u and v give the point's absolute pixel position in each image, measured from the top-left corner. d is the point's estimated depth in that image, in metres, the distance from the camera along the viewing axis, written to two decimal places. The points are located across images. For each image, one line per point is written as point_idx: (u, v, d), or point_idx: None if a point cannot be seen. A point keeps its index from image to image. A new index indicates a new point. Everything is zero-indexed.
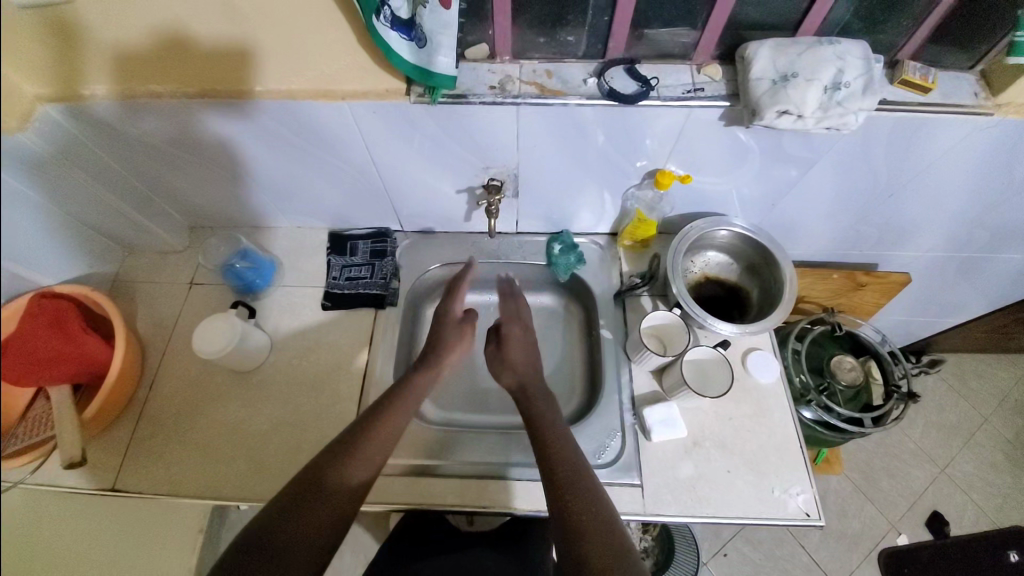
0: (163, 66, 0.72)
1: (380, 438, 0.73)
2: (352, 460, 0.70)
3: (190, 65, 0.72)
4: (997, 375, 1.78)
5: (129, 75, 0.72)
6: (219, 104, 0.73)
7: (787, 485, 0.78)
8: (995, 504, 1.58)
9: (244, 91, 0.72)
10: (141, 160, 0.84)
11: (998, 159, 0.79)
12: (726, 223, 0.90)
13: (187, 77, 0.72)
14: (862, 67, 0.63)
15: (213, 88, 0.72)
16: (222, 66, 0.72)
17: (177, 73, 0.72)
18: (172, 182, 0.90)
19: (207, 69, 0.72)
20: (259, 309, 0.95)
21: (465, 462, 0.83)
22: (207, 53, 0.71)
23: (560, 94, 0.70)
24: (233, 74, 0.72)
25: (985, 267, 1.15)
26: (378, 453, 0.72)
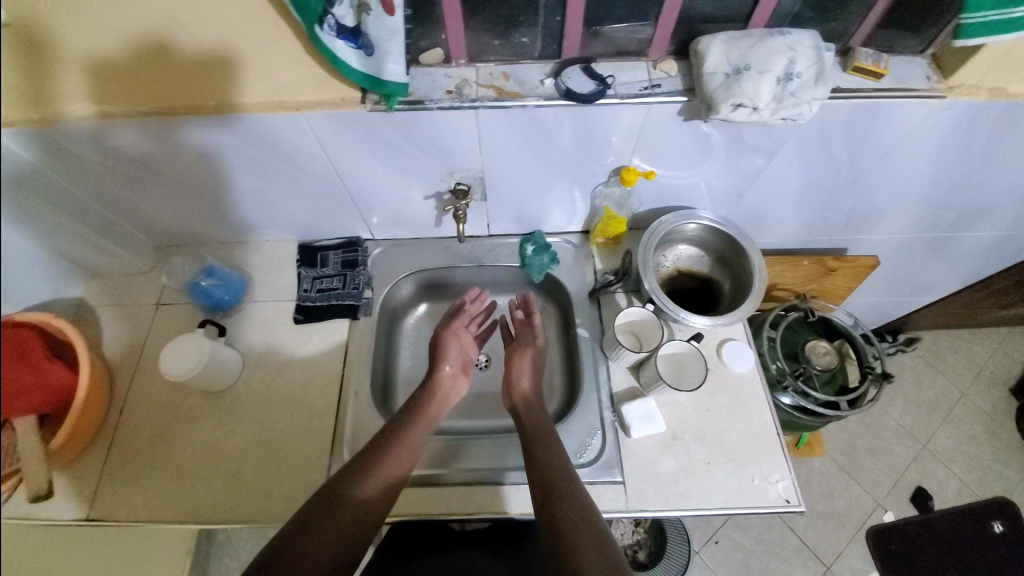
0: (138, 80, 0.70)
1: (391, 460, 0.76)
2: (361, 482, 0.73)
3: (144, 82, 0.70)
4: (971, 349, 1.82)
5: (102, 92, 0.70)
6: (193, 116, 0.71)
7: (767, 473, 0.79)
8: (976, 477, 1.63)
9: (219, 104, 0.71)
10: (112, 180, 0.82)
11: (954, 140, 0.80)
12: (695, 216, 0.90)
13: (134, 95, 0.70)
14: (813, 57, 0.63)
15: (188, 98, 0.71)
16: (198, 76, 0.70)
17: (150, 88, 0.70)
18: (138, 201, 0.87)
19: (182, 82, 0.70)
20: (230, 326, 0.93)
21: (463, 469, 0.82)
22: (150, 70, 0.69)
23: (518, 96, 0.69)
24: (207, 88, 0.70)
25: (952, 246, 1.17)
26: (390, 476, 0.75)
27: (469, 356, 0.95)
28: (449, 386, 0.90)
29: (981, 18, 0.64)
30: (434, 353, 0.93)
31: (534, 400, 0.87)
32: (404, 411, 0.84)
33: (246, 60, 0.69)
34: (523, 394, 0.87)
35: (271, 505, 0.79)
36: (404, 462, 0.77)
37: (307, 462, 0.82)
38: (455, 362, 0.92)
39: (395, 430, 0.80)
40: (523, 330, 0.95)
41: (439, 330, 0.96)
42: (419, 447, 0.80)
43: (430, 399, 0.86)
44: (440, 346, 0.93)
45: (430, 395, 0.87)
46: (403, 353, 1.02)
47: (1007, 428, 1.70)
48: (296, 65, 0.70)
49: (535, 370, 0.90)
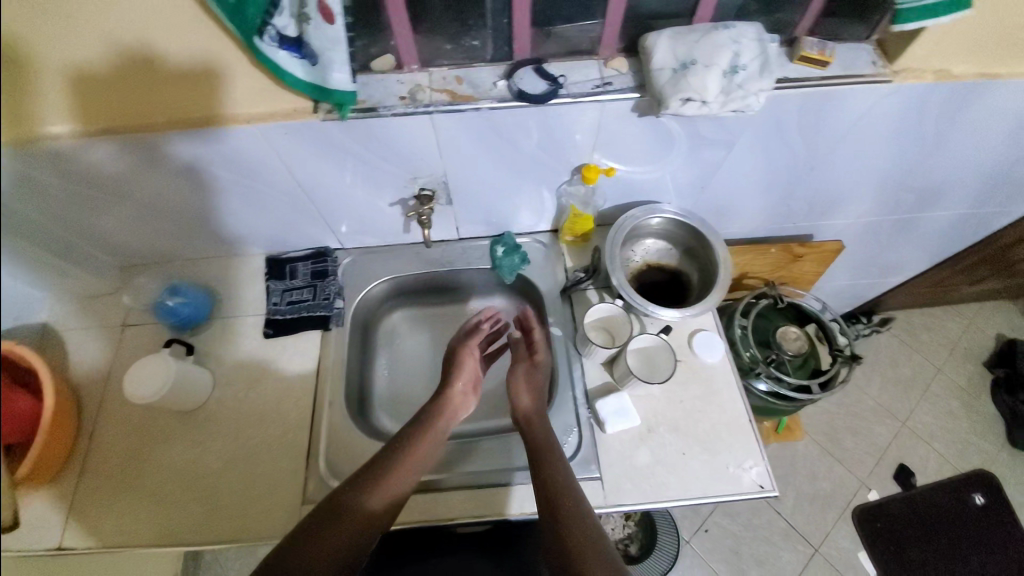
0: (114, 93, 0.69)
1: (399, 471, 0.75)
2: (370, 493, 0.72)
3: (98, 104, 0.69)
4: (943, 325, 1.86)
5: (83, 107, 0.69)
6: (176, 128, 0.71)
7: (740, 460, 0.80)
8: (955, 451, 1.67)
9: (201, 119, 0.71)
10: (82, 200, 0.80)
11: (905, 123, 0.82)
12: (659, 210, 0.91)
13: (95, 114, 0.70)
14: (757, 50, 0.65)
15: (169, 112, 0.70)
16: (176, 90, 0.69)
17: (129, 103, 0.69)
18: (102, 221, 0.85)
19: (163, 96, 0.69)
20: (198, 344, 0.92)
21: (451, 473, 0.82)
22: (105, 90, 0.68)
23: (471, 99, 0.69)
24: (187, 104, 0.70)
25: (914, 226, 1.20)
26: (397, 486, 0.74)
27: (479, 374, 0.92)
28: (457, 405, 0.86)
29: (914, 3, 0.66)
30: (449, 369, 0.90)
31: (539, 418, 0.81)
32: (412, 425, 0.82)
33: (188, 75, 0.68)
34: (525, 412, 0.82)
35: (248, 522, 0.78)
36: (410, 473, 0.76)
37: (283, 477, 0.81)
38: (468, 380, 0.89)
39: (402, 440, 0.79)
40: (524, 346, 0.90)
41: (456, 345, 0.93)
42: (423, 466, 0.78)
43: (440, 414, 0.84)
44: (455, 361, 0.91)
45: (440, 410, 0.84)
46: (379, 362, 1.02)
47: (983, 401, 1.74)
48: (240, 77, 0.69)
49: (533, 386, 0.84)
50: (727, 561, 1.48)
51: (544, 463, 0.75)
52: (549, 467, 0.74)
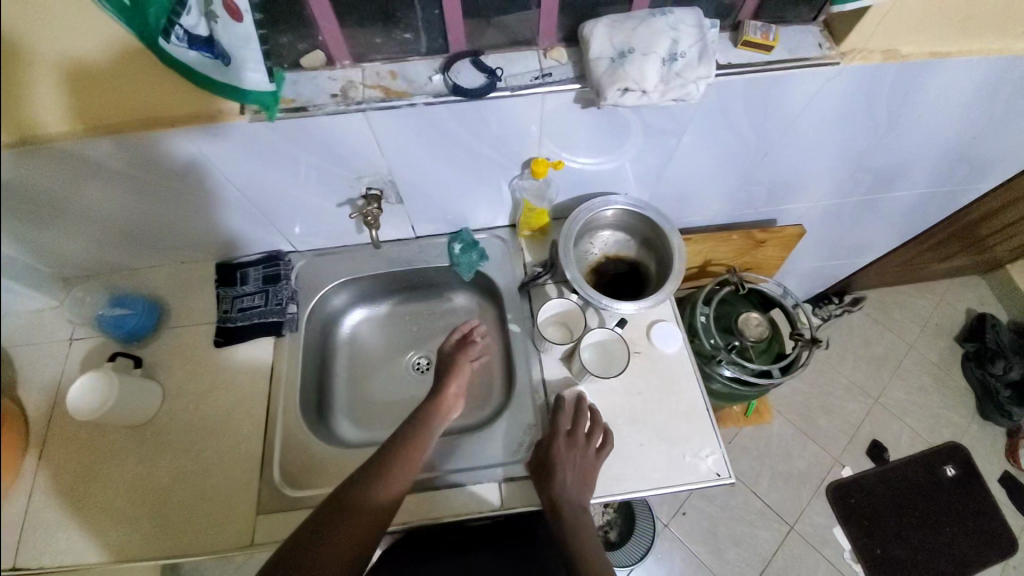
0: (105, 87, 0.66)
1: (401, 466, 0.74)
2: (371, 487, 0.71)
3: (90, 96, 0.66)
4: (914, 302, 1.89)
5: (74, 104, 0.67)
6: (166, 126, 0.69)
7: (697, 449, 0.81)
8: (926, 425, 1.71)
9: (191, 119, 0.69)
10: (70, 198, 0.77)
11: (859, 104, 0.81)
12: (612, 202, 0.90)
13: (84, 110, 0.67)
14: (695, 35, 0.63)
15: (159, 109, 0.68)
16: (162, 83, 0.66)
17: (118, 100, 0.67)
18: (58, 233, 0.82)
19: (151, 93, 0.67)
20: (147, 356, 0.89)
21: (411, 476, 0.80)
22: (92, 86, 0.66)
23: (405, 95, 0.67)
24: (175, 102, 0.67)
25: (878, 207, 1.20)
26: (400, 482, 0.73)
27: (460, 388, 0.85)
28: (446, 413, 0.82)
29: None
30: (442, 373, 0.86)
31: (569, 510, 0.73)
32: (406, 427, 0.79)
33: (136, 77, 0.65)
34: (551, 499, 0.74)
35: (204, 532, 0.77)
36: (413, 469, 0.75)
37: (236, 486, 0.80)
38: (462, 384, 0.85)
39: (399, 439, 0.77)
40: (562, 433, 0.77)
41: (446, 351, 0.90)
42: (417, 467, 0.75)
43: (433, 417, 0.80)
44: (448, 366, 0.86)
45: (433, 415, 0.81)
46: (341, 365, 1.00)
47: (953, 375, 1.78)
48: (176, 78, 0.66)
49: (574, 477, 0.75)
50: (705, 543, 1.51)
51: (567, 492, 0.74)
52: (569, 496, 0.74)
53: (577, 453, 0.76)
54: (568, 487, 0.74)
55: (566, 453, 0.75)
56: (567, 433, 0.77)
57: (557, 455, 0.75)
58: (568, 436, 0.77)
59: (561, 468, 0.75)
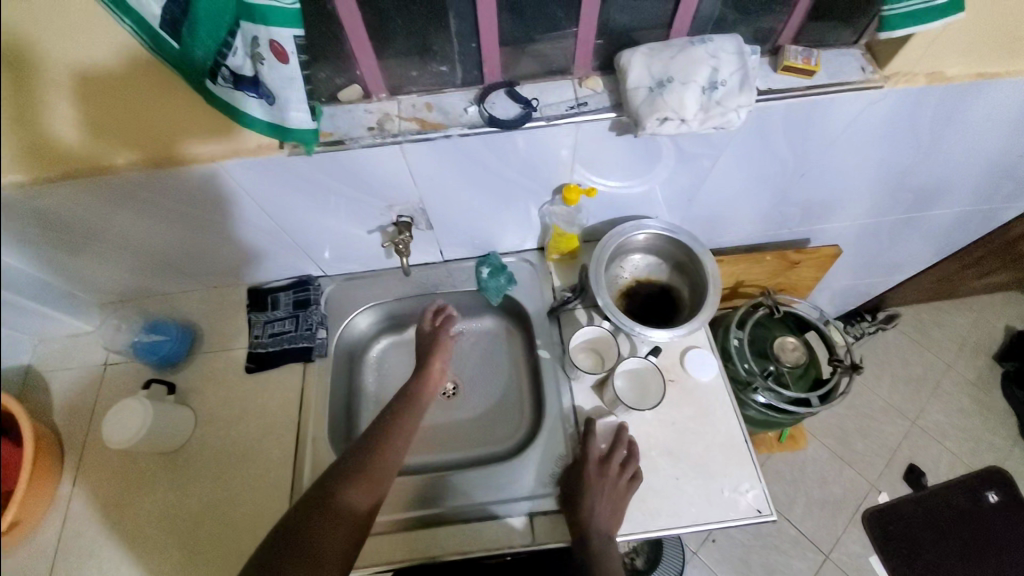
0: (121, 99, 0.64)
1: (378, 458, 0.73)
2: (351, 480, 0.70)
3: (107, 108, 0.65)
4: (951, 320, 1.82)
5: (91, 116, 0.65)
6: (191, 142, 0.70)
7: (737, 484, 0.78)
8: (967, 448, 1.63)
9: (217, 137, 0.69)
10: (93, 215, 0.76)
11: (902, 125, 0.79)
12: (644, 226, 0.89)
13: (103, 123, 0.67)
14: (736, 63, 0.61)
15: (185, 128, 0.68)
16: (184, 98, 0.65)
17: (139, 118, 0.66)
18: (80, 253, 0.82)
19: (175, 110, 0.66)
20: (180, 382, 0.90)
21: (440, 509, 0.78)
22: (109, 97, 0.64)
23: (441, 127, 0.67)
24: (200, 120, 0.67)
25: (917, 225, 1.16)
26: (391, 457, 0.75)
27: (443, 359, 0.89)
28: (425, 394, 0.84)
29: (904, 8, 0.58)
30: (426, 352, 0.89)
31: (597, 538, 0.71)
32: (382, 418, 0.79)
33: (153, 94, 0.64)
34: (581, 528, 0.72)
35: (230, 564, 0.76)
36: (389, 460, 0.74)
37: (264, 517, 0.79)
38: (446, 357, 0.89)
39: (380, 422, 0.78)
40: (594, 461, 0.76)
41: (427, 330, 0.92)
42: (394, 460, 0.75)
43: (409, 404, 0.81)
44: (433, 344, 0.90)
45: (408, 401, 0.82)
46: (368, 389, 1.00)
47: (995, 397, 1.70)
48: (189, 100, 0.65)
49: (605, 508, 0.73)
50: (737, 572, 1.45)
51: (595, 520, 0.72)
52: (597, 523, 0.72)
53: (607, 483, 0.74)
54: (597, 518, 0.72)
55: (596, 482, 0.74)
56: (598, 463, 0.76)
57: (588, 484, 0.73)
58: (599, 465, 0.75)
59: (590, 497, 0.73)
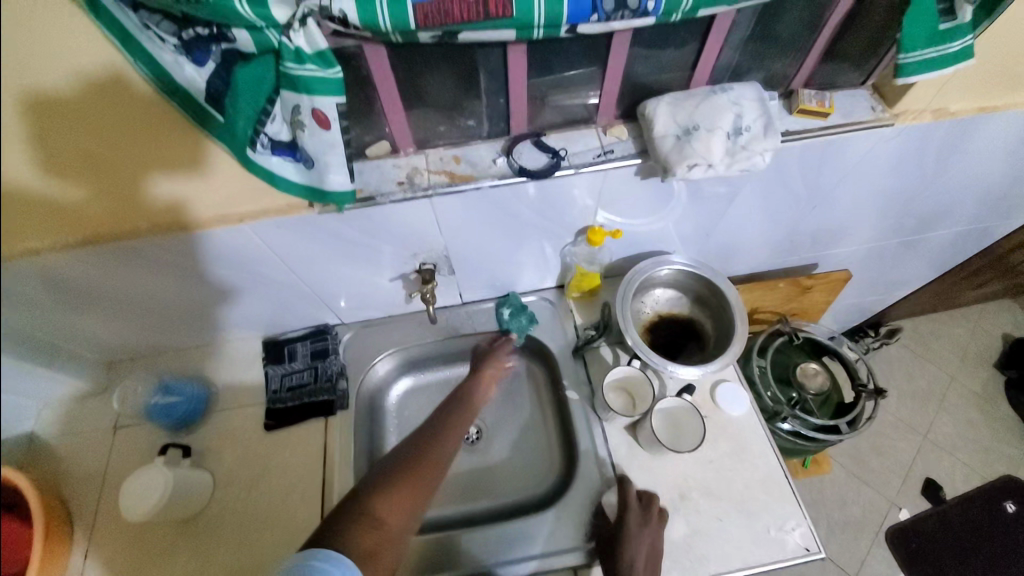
0: (110, 139, 0.58)
1: (428, 463, 0.72)
2: (395, 486, 0.67)
3: (99, 152, 0.59)
4: (951, 331, 1.84)
5: (85, 165, 0.60)
6: (172, 177, 0.64)
7: (781, 522, 0.76)
8: (980, 460, 1.63)
9: (198, 169, 0.64)
10: (95, 272, 0.73)
11: (910, 157, 0.81)
12: (667, 261, 0.90)
13: (100, 171, 0.61)
14: (758, 109, 0.64)
15: (162, 162, 0.62)
16: (160, 128, 0.59)
17: (132, 157, 0.61)
18: (75, 312, 0.77)
19: (157, 143, 0.60)
20: (196, 442, 0.86)
21: (478, 566, 0.75)
22: (98, 140, 0.58)
23: (471, 179, 0.68)
24: (178, 153, 0.62)
25: (918, 246, 1.18)
26: (438, 465, 0.72)
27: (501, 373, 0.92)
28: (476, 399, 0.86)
29: (918, 56, 0.60)
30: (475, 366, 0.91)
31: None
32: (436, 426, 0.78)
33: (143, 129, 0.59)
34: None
35: None
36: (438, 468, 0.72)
37: None
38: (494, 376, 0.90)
39: (428, 430, 0.78)
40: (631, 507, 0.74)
41: (480, 349, 0.94)
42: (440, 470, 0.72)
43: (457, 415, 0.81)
44: (479, 362, 0.92)
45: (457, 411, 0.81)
46: (389, 438, 0.97)
47: (1000, 406, 1.72)
48: (177, 129, 0.59)
49: (645, 555, 0.70)
50: None
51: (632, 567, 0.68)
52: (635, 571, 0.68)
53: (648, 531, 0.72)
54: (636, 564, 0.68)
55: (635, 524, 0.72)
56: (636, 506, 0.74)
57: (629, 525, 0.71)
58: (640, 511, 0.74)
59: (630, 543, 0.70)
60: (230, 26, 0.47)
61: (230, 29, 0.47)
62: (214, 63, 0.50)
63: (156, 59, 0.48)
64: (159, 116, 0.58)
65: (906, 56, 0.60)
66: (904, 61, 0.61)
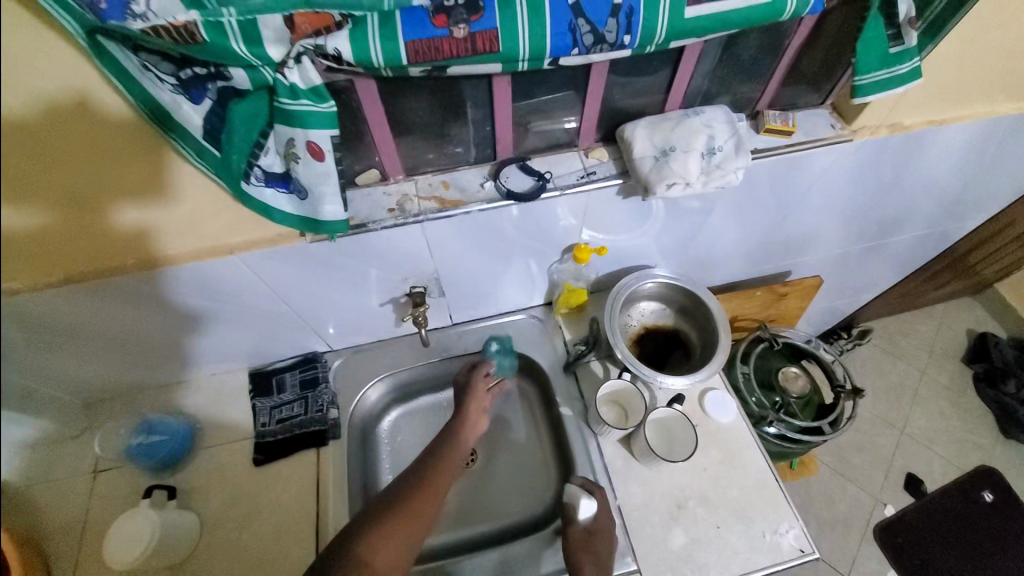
0: (70, 164, 0.55)
1: (426, 490, 0.72)
2: (393, 515, 0.68)
3: (56, 177, 0.55)
4: (918, 328, 1.93)
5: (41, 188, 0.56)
6: (139, 201, 0.62)
7: (776, 525, 0.78)
8: (955, 451, 1.70)
9: (166, 192, 0.62)
10: (70, 309, 0.70)
11: (868, 168, 0.87)
12: (651, 275, 0.93)
13: (57, 193, 0.57)
14: (729, 130, 0.68)
15: (127, 186, 0.60)
16: (128, 149, 0.56)
17: (94, 182, 0.58)
18: (50, 351, 0.74)
19: (122, 166, 0.57)
20: (182, 482, 0.84)
21: None
22: (57, 166, 0.54)
23: (460, 204, 0.70)
24: (144, 176, 0.59)
25: (882, 250, 1.25)
26: (434, 494, 0.73)
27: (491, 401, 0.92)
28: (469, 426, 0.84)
29: (872, 78, 0.66)
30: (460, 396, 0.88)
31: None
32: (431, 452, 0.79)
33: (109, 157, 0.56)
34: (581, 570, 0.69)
35: None
36: (435, 495, 0.73)
37: None
38: (478, 406, 0.87)
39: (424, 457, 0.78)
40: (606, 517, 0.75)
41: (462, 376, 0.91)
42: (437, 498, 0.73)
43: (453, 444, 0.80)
44: (465, 391, 0.88)
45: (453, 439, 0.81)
46: (383, 466, 0.95)
47: (969, 397, 1.79)
48: (141, 152, 0.57)
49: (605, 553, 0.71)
50: None
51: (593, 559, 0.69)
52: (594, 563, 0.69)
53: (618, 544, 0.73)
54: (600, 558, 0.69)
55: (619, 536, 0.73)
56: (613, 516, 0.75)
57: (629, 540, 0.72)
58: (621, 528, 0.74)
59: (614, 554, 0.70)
60: (228, 65, 0.48)
61: (227, 68, 0.49)
62: (211, 101, 0.51)
63: (154, 97, 0.49)
64: (123, 140, 0.55)
65: (861, 77, 0.66)
66: (860, 82, 0.66)
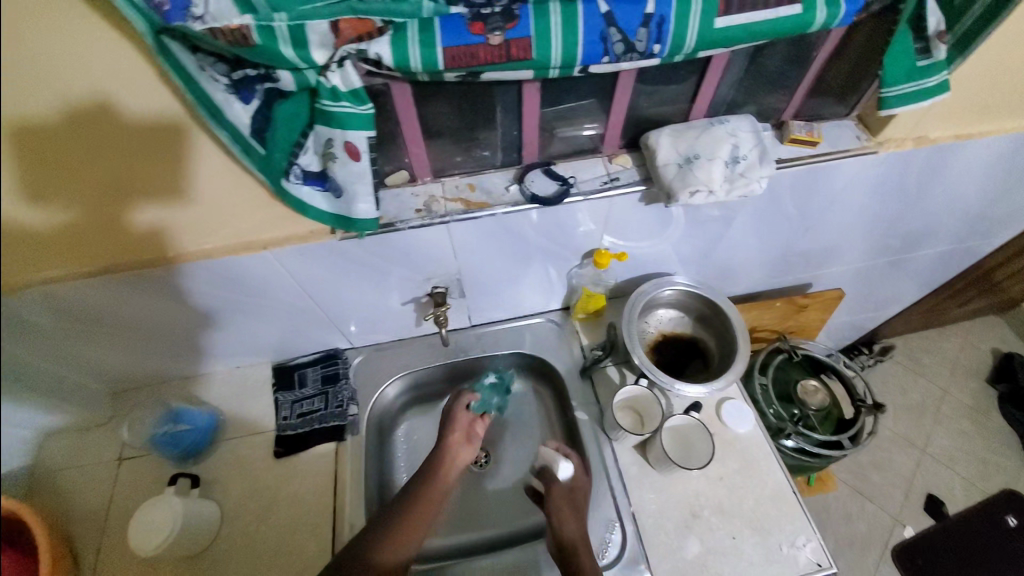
0: (101, 160, 0.59)
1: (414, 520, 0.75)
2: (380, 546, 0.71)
3: (89, 171, 0.59)
4: (941, 346, 1.88)
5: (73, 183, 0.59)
6: (161, 201, 0.65)
7: (793, 538, 0.77)
8: (979, 473, 1.65)
9: (190, 191, 0.65)
10: (106, 300, 0.74)
11: (893, 181, 0.87)
12: (669, 283, 0.93)
13: (88, 189, 0.61)
14: (753, 140, 0.69)
15: (151, 186, 0.63)
16: (157, 147, 0.60)
17: (122, 178, 0.61)
18: (84, 339, 0.77)
19: (149, 164, 0.61)
20: (204, 471, 0.86)
21: None
22: (89, 159, 0.58)
23: (486, 206, 0.72)
24: (170, 175, 0.63)
25: (906, 264, 1.23)
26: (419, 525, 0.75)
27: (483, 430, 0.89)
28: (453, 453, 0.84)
29: (898, 90, 0.66)
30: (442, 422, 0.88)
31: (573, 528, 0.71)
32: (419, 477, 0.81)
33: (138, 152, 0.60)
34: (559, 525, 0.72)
35: None
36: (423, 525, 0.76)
37: None
38: (461, 430, 0.86)
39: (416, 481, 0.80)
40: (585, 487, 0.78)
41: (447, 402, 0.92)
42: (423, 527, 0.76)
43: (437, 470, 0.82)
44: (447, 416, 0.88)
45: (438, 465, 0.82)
46: (398, 464, 0.97)
47: (995, 418, 1.74)
48: (170, 149, 0.61)
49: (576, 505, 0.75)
50: None
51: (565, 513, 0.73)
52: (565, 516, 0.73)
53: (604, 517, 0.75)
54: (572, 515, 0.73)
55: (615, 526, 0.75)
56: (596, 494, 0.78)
57: None
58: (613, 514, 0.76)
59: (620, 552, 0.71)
60: (276, 68, 0.51)
61: (276, 71, 0.51)
62: (258, 101, 0.54)
63: (206, 94, 0.51)
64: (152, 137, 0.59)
65: (887, 90, 0.66)
66: (886, 94, 0.67)
